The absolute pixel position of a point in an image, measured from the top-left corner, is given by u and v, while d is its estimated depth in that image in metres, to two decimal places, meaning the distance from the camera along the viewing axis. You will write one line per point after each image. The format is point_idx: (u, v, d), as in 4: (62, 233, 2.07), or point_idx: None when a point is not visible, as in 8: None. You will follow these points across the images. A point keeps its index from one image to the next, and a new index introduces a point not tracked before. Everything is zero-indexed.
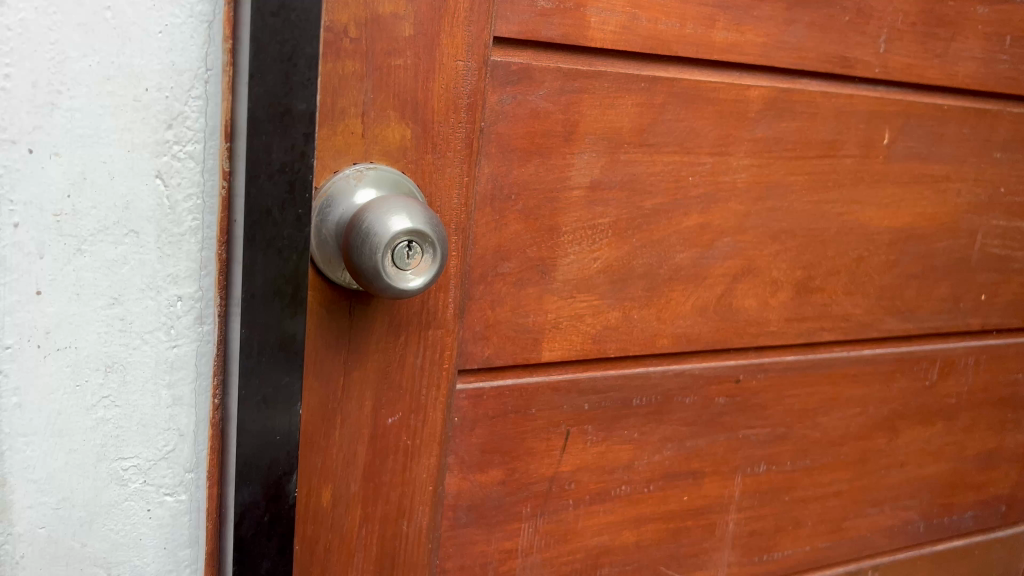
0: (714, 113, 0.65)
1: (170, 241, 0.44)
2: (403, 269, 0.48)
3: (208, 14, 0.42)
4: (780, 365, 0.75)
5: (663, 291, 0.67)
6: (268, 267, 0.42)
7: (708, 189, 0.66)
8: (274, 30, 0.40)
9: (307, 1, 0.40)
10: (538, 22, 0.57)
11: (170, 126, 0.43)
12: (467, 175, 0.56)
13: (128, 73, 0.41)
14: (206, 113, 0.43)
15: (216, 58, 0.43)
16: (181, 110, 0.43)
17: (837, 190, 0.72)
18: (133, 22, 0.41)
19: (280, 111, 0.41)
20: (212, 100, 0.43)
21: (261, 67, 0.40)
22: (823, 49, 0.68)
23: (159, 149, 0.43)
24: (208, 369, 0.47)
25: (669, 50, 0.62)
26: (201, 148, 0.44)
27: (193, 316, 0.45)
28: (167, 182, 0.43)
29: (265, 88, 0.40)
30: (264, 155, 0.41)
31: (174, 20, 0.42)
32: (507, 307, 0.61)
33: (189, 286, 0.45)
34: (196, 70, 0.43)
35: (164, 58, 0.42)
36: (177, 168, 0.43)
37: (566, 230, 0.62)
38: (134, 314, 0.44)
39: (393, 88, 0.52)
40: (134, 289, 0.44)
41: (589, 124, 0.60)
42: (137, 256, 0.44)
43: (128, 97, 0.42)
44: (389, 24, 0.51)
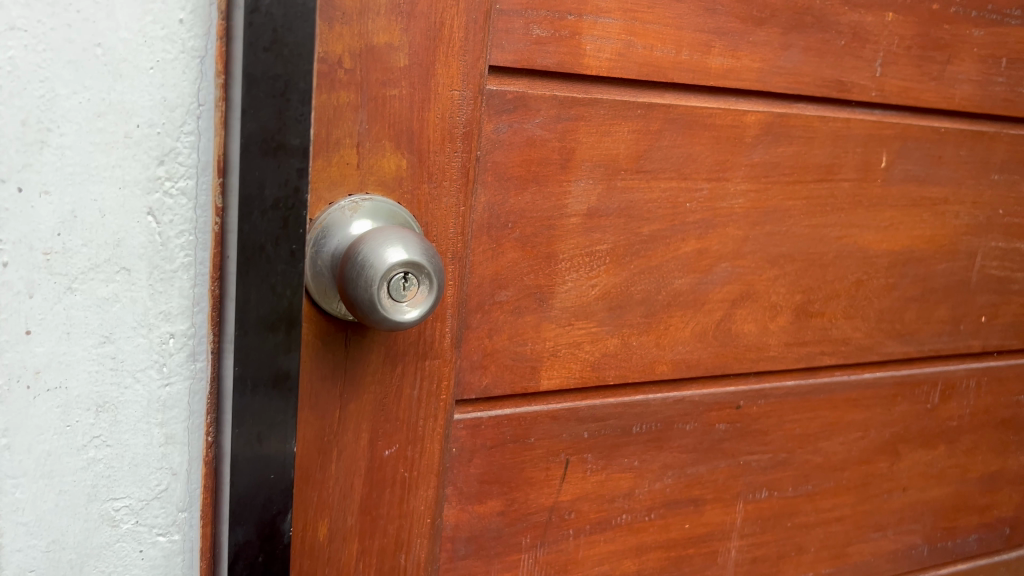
0: (710, 139, 0.65)
1: (162, 278, 0.43)
2: (399, 301, 0.48)
3: (199, 49, 0.42)
4: (780, 391, 0.74)
5: (662, 318, 0.67)
6: (262, 304, 0.41)
7: (706, 215, 0.66)
8: (266, 65, 0.38)
9: (300, 35, 0.39)
10: (533, 51, 0.56)
11: (162, 162, 0.42)
12: (463, 204, 0.56)
13: (119, 109, 0.41)
14: (199, 148, 0.43)
15: (208, 94, 0.42)
16: (173, 145, 0.42)
17: (835, 214, 0.72)
18: (124, 58, 0.41)
19: (272, 146, 0.39)
20: (204, 135, 0.43)
21: (254, 102, 0.39)
22: (819, 74, 0.68)
23: (150, 186, 0.42)
24: (201, 408, 0.46)
25: (665, 76, 0.62)
26: (194, 184, 0.43)
27: (186, 354, 0.45)
28: (159, 219, 0.43)
29: (258, 123, 0.39)
30: (256, 190, 0.40)
31: (166, 56, 0.41)
32: (504, 336, 0.61)
33: (181, 323, 0.44)
34: (187, 106, 0.42)
35: (155, 93, 0.41)
36: (169, 205, 0.43)
37: (563, 257, 0.61)
38: (126, 353, 0.44)
39: (388, 117, 0.52)
40: (126, 327, 0.43)
41: (586, 150, 0.60)
42: (129, 294, 0.43)
43: (119, 134, 0.41)
44: (383, 55, 0.51)
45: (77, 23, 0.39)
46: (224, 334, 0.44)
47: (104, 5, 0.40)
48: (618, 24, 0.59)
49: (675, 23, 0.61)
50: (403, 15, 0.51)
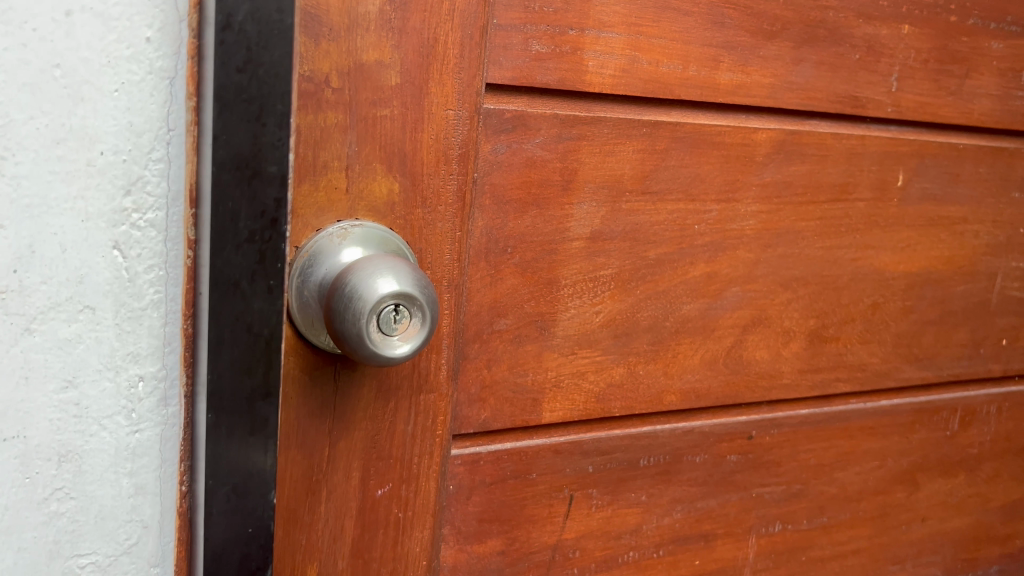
0: (720, 158, 0.62)
1: (130, 317, 0.41)
2: (390, 334, 0.45)
3: (169, 70, 0.39)
4: (794, 420, 0.71)
5: (670, 345, 0.63)
6: (236, 344, 0.39)
7: (715, 238, 0.63)
8: (239, 87, 0.35)
9: (278, 53, 0.36)
10: (532, 67, 0.54)
11: (129, 192, 0.39)
12: (459, 229, 0.53)
13: (81, 135, 0.38)
14: (169, 176, 0.40)
15: (179, 118, 0.39)
16: (141, 174, 0.39)
17: (850, 235, 0.69)
18: (85, 80, 0.38)
19: (247, 174, 0.37)
20: (175, 161, 0.40)
21: (226, 127, 0.36)
22: (833, 89, 0.65)
23: (116, 218, 0.39)
24: (174, 455, 0.43)
25: (671, 93, 0.59)
26: (164, 216, 0.40)
27: (157, 399, 0.42)
28: (125, 252, 0.40)
29: (232, 151, 0.36)
30: (229, 223, 0.37)
31: (132, 77, 0.39)
32: (504, 366, 0.58)
33: (150, 365, 0.42)
34: (156, 131, 0.39)
35: (120, 118, 0.39)
36: (137, 238, 0.40)
37: (565, 283, 0.58)
38: (91, 398, 0.41)
39: (379, 138, 0.49)
40: (91, 370, 0.41)
41: (588, 171, 0.57)
42: (93, 334, 0.40)
43: (81, 162, 0.38)
44: (373, 73, 0.48)
45: (33, 42, 0.37)
46: (198, 376, 0.41)
47: (63, 23, 0.37)
48: (622, 38, 0.56)
49: (683, 37, 0.58)
50: (395, 31, 0.48)
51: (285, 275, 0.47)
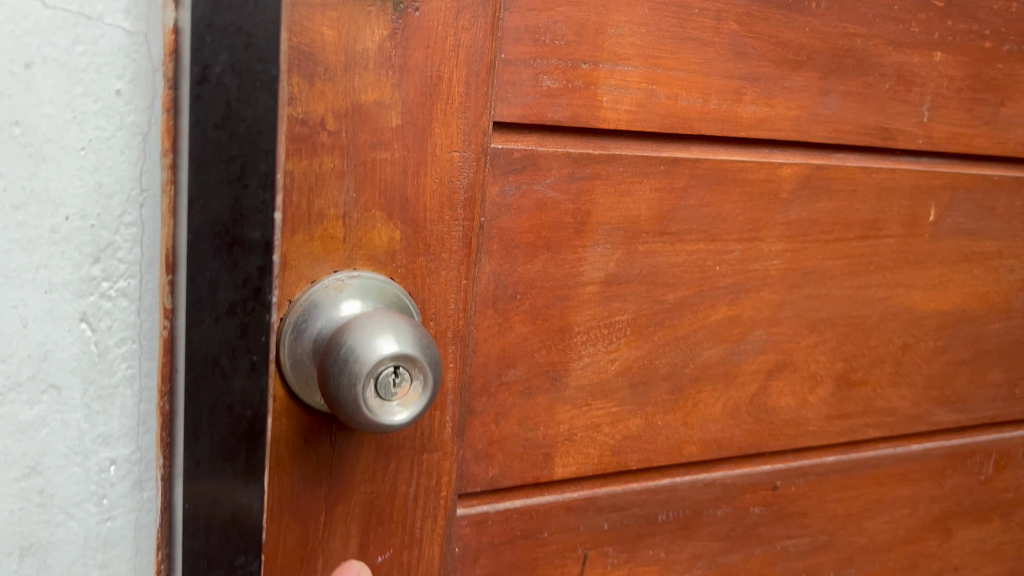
0: (742, 195, 0.58)
1: (100, 396, 0.37)
2: (388, 399, 0.41)
3: (142, 125, 0.36)
4: (820, 468, 0.67)
5: (690, 394, 0.60)
6: (215, 433, 0.33)
7: (737, 279, 0.59)
8: (216, 145, 0.31)
9: (259, 105, 0.30)
10: (543, 104, 0.50)
11: (97, 259, 0.36)
12: (465, 277, 0.50)
13: (45, 199, 0.35)
14: (142, 241, 0.37)
15: (153, 177, 0.36)
16: (111, 239, 0.36)
17: (879, 274, 0.65)
18: (49, 138, 0.35)
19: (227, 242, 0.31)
20: (149, 225, 0.37)
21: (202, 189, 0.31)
22: (861, 120, 0.61)
23: (84, 288, 0.36)
24: (150, 544, 0.39)
25: (691, 128, 0.55)
26: (137, 284, 0.37)
27: (130, 483, 0.39)
28: (94, 324, 0.37)
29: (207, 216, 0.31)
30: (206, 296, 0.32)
31: (100, 134, 0.35)
32: (513, 420, 0.54)
33: (123, 446, 0.38)
34: (128, 193, 0.36)
35: (87, 179, 0.36)
36: (107, 309, 0.37)
37: (578, 330, 0.55)
38: (56, 484, 0.38)
39: (378, 184, 0.46)
40: (56, 455, 0.37)
41: (603, 212, 0.54)
42: (59, 416, 0.37)
43: (44, 229, 0.35)
44: (372, 114, 0.45)
45: None
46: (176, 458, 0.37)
47: (22, 76, 0.34)
48: (638, 71, 0.53)
49: (703, 68, 0.55)
50: (395, 69, 0.45)
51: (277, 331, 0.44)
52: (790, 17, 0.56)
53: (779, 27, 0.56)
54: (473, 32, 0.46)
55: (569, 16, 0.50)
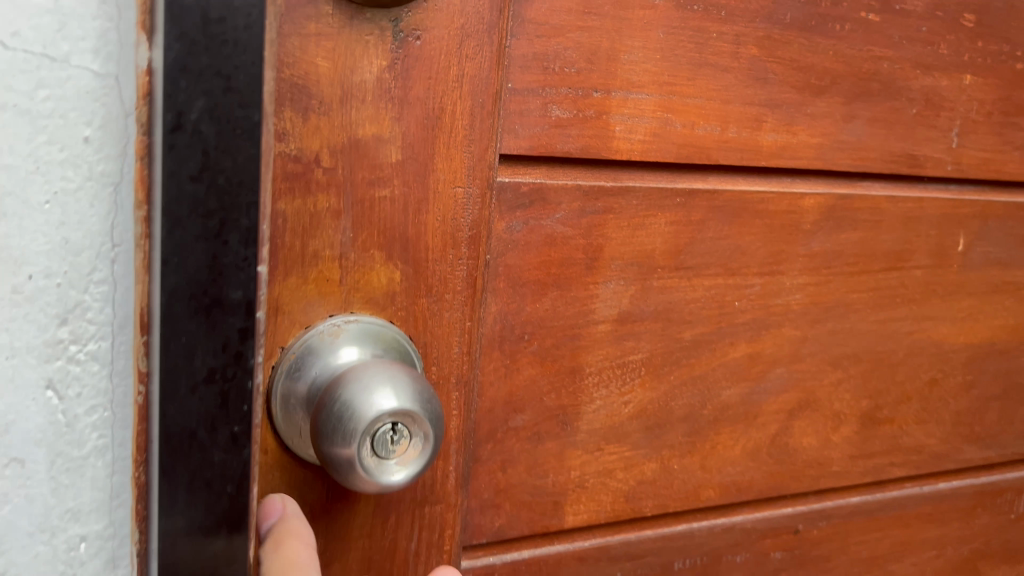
0: (763, 227, 0.55)
1: (68, 468, 0.31)
2: (386, 458, 0.38)
3: (113, 174, 0.29)
4: (845, 510, 0.64)
5: (708, 436, 0.57)
6: (191, 511, 0.30)
7: (758, 315, 0.56)
8: (195, 200, 0.27)
9: (240, 156, 0.28)
10: (552, 135, 0.48)
11: (65, 321, 0.30)
12: (469, 319, 0.47)
13: (3, 256, 0.29)
14: (115, 299, 0.30)
15: (126, 231, 0.30)
16: (80, 298, 0.30)
17: (906, 307, 0.62)
18: (7, 192, 0.29)
19: (205, 304, 0.28)
20: (123, 282, 0.30)
21: (179, 249, 0.28)
22: (887, 147, 0.58)
23: (50, 353, 0.30)
24: None
25: (709, 158, 0.52)
26: (109, 345, 0.31)
27: (104, 560, 0.32)
28: (62, 392, 0.30)
29: (184, 279, 0.28)
30: (183, 364, 0.28)
31: (67, 185, 0.29)
32: (522, 468, 0.51)
33: (95, 521, 0.32)
34: (98, 246, 0.30)
35: (52, 233, 0.29)
36: (76, 374, 0.31)
37: (590, 371, 0.52)
38: (20, 566, 0.32)
39: (377, 223, 0.43)
40: (20, 533, 0.31)
41: (616, 247, 0.51)
42: (22, 490, 0.31)
43: (4, 290, 0.29)
44: (370, 149, 0.42)
45: None
46: (154, 540, 0.31)
47: None
48: (653, 99, 0.50)
49: (722, 95, 0.52)
50: (395, 102, 0.42)
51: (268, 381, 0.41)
52: (813, 40, 0.54)
53: (801, 50, 0.53)
54: (478, 61, 0.44)
55: (580, 42, 0.47)
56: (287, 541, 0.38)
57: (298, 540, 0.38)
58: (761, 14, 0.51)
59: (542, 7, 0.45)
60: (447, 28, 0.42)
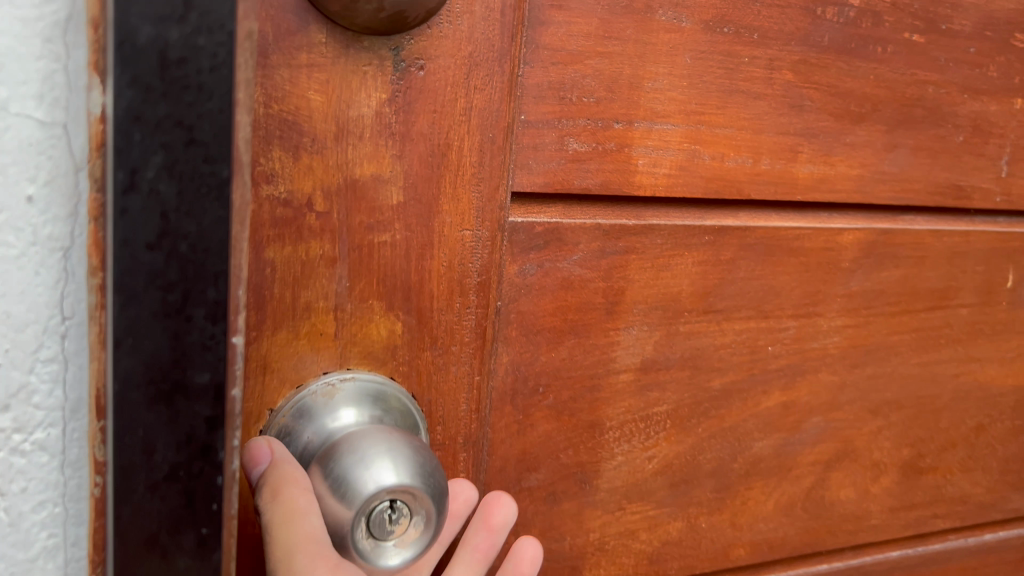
0: (798, 266, 0.51)
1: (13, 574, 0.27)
2: (382, 539, 0.34)
3: (62, 238, 0.25)
4: (883, 565, 0.60)
5: (738, 491, 0.53)
6: None
7: (792, 360, 0.52)
8: (152, 272, 0.24)
9: (204, 220, 0.24)
10: (570, 170, 0.44)
11: (6, 407, 0.26)
12: (478, 372, 0.42)
13: None
14: (66, 380, 0.26)
15: (79, 302, 0.25)
16: (24, 381, 0.26)
17: (951, 348, 0.57)
18: None
19: (165, 390, 0.25)
20: (75, 360, 0.26)
21: (133, 328, 0.24)
22: (932, 178, 0.54)
23: None
24: None
25: (740, 192, 0.48)
26: (60, 434, 0.26)
27: None
28: (4, 487, 0.26)
29: (140, 362, 0.24)
30: (140, 459, 0.25)
31: (7, 252, 0.25)
32: (536, 530, 0.47)
33: None
34: (45, 321, 0.25)
35: None
36: (20, 468, 0.26)
37: (611, 424, 0.48)
38: None
39: (376, 271, 0.39)
40: None
41: (638, 290, 0.47)
42: None
43: None
44: (368, 190, 0.38)
45: None
46: None
47: None
48: (680, 130, 0.46)
49: (754, 124, 0.48)
50: (396, 138, 0.38)
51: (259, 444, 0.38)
52: (852, 64, 0.49)
53: (839, 75, 0.49)
54: (488, 93, 0.40)
55: (599, 69, 0.43)
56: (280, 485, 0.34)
57: (291, 483, 0.34)
58: (796, 36, 0.47)
59: (558, 32, 0.41)
60: (453, 56, 0.38)
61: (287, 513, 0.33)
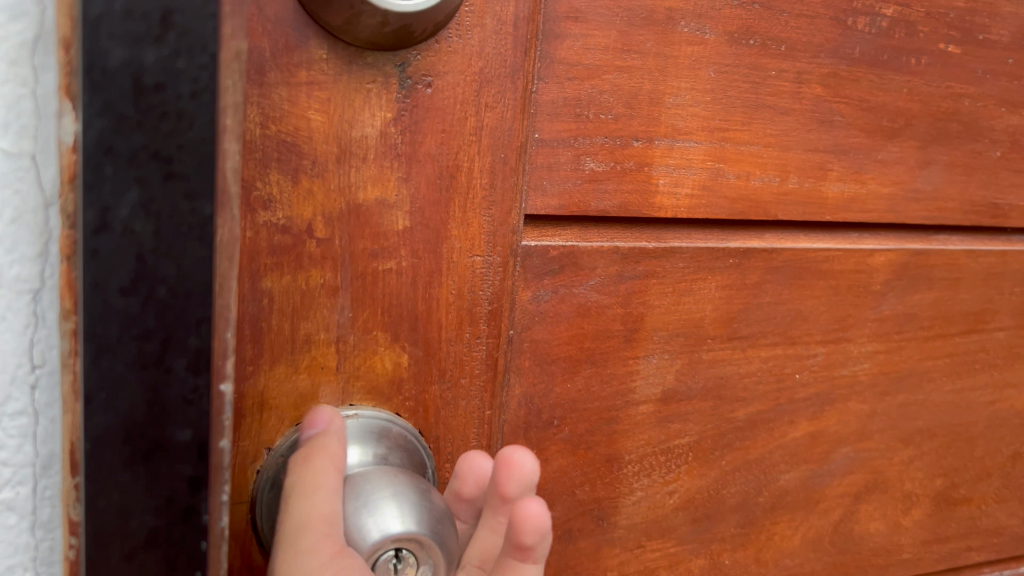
0: (827, 289, 0.48)
1: None
2: None
3: None
4: None
5: (763, 526, 0.50)
6: None
7: (821, 388, 0.50)
8: (127, 318, 0.23)
9: (184, 262, 0.23)
10: (587, 191, 0.41)
11: None
12: (489, 406, 0.40)
13: None
14: None
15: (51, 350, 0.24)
16: None
17: (986, 373, 0.55)
18: None
19: (143, 447, 0.23)
20: None
21: (106, 378, 0.23)
22: (967, 196, 0.52)
23: None
24: None
25: (766, 213, 0.46)
26: None
27: None
28: None
29: (114, 418, 0.23)
30: (115, 520, 0.23)
31: None
32: (551, 570, 0.45)
33: None
34: None
35: None
36: None
37: (630, 458, 0.45)
38: None
39: (380, 300, 0.37)
40: None
41: (659, 316, 0.44)
42: None
43: None
44: (372, 215, 0.36)
45: None
46: None
47: None
48: (703, 147, 0.43)
49: (781, 140, 0.45)
50: (402, 159, 0.36)
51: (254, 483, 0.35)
52: (884, 76, 0.47)
53: (870, 88, 0.47)
54: (499, 110, 0.37)
55: (618, 84, 0.41)
56: (313, 454, 0.32)
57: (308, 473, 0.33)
58: (826, 48, 0.45)
59: (574, 45, 0.39)
60: (463, 72, 0.36)
61: (305, 482, 0.31)
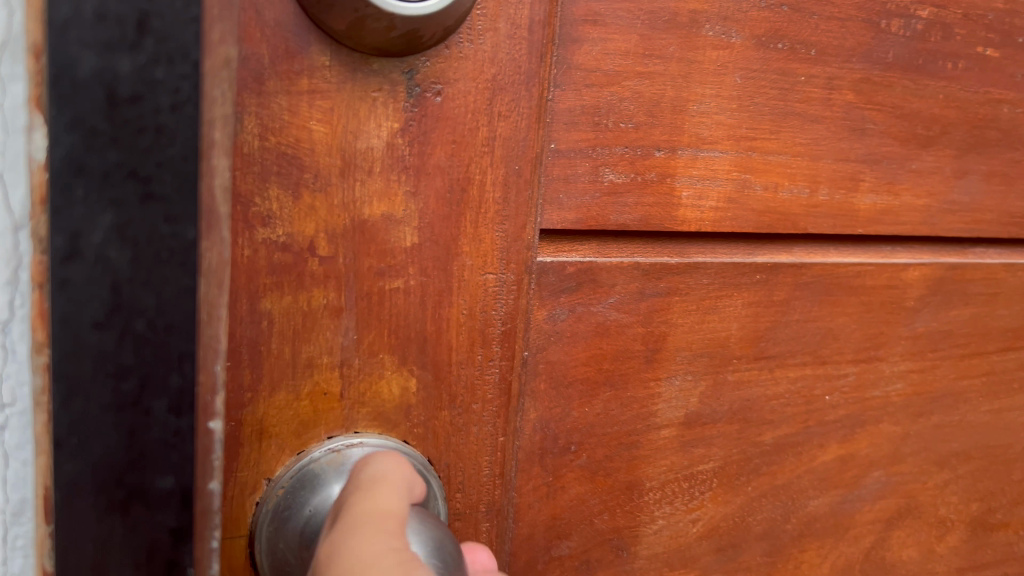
0: (859, 305, 0.46)
1: None
2: None
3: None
4: None
5: (791, 554, 0.47)
6: None
7: (852, 410, 0.47)
8: (101, 350, 0.24)
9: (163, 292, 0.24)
10: (605, 205, 0.39)
11: None
12: (502, 432, 0.38)
13: None
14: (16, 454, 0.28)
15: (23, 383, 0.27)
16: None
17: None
18: None
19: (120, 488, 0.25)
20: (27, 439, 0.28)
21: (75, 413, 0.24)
22: (1005, 207, 0.49)
23: None
24: None
25: (795, 226, 0.43)
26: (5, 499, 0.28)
27: None
28: None
29: (84, 465, 0.24)
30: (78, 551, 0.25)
31: None
32: None
33: None
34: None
35: None
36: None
37: (651, 484, 0.43)
38: None
39: (387, 321, 0.34)
40: None
41: (682, 335, 0.42)
42: None
43: None
44: (378, 231, 0.34)
45: None
46: None
47: None
48: (728, 157, 0.41)
49: (811, 150, 0.43)
50: (410, 172, 0.34)
51: (252, 513, 0.33)
52: (920, 81, 0.45)
53: (904, 94, 0.44)
54: (514, 120, 0.35)
55: (639, 91, 0.38)
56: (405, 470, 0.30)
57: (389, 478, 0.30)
58: (858, 52, 0.43)
59: (592, 50, 0.37)
60: (474, 80, 0.34)
61: (395, 478, 0.29)
